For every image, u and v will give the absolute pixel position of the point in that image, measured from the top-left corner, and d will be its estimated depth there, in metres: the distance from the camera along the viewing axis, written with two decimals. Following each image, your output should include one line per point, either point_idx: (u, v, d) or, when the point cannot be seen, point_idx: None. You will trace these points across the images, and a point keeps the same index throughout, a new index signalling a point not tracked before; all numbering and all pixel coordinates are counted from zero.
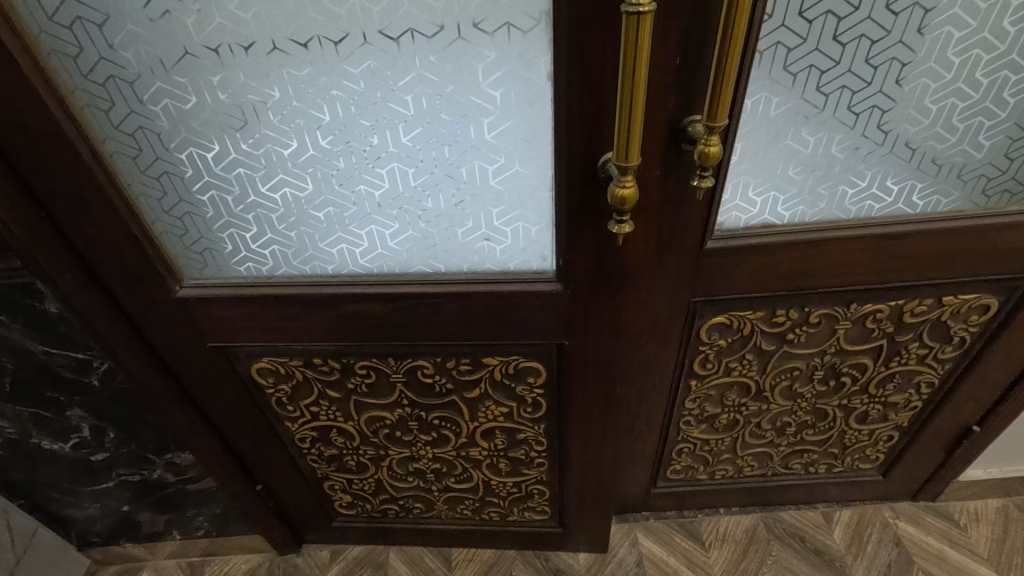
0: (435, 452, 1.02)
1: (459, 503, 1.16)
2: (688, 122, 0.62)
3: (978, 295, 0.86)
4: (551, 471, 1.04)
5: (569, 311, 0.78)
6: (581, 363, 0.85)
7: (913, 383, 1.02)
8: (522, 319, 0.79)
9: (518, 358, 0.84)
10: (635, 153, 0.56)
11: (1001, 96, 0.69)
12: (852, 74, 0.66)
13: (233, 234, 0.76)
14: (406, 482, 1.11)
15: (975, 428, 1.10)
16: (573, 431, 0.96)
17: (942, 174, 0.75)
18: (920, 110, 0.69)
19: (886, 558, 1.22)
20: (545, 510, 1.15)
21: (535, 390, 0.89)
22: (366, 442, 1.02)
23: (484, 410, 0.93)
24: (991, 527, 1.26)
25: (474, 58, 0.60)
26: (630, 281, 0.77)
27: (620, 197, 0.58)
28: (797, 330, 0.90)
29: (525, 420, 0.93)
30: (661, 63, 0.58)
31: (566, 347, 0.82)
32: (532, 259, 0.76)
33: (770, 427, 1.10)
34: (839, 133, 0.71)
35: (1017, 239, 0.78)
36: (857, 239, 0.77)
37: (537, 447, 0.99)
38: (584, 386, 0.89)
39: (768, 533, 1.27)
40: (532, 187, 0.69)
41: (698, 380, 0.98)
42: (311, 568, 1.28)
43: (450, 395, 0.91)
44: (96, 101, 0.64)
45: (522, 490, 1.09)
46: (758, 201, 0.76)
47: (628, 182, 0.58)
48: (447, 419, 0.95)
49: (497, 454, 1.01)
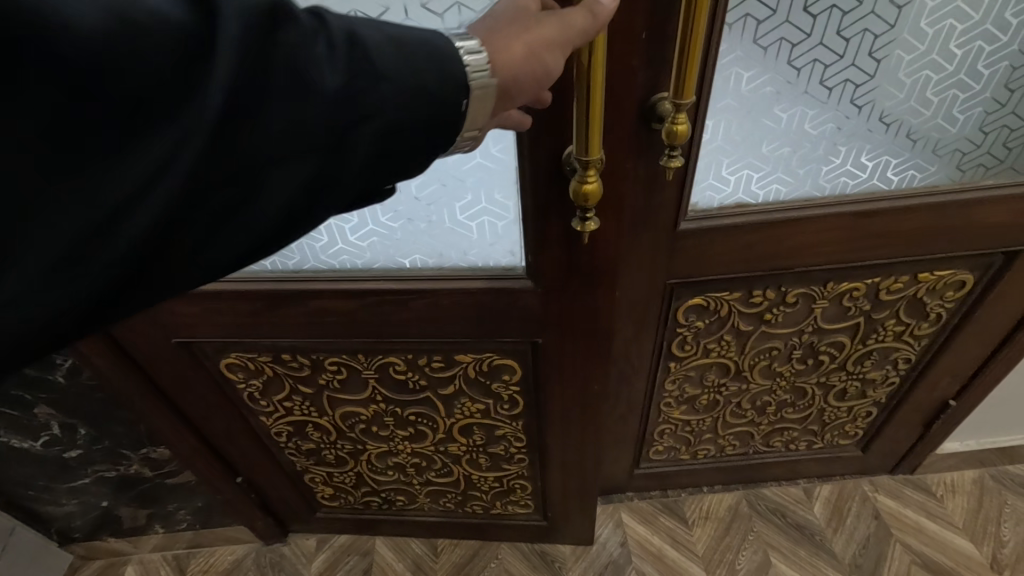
0: (414, 447, 1.02)
1: (441, 497, 1.16)
2: (656, 100, 0.60)
3: (953, 271, 0.86)
4: (532, 466, 1.03)
5: (541, 308, 0.75)
6: (556, 363, 0.83)
7: (890, 359, 1.03)
8: (492, 315, 0.77)
9: (491, 355, 0.83)
10: (596, 149, 0.54)
11: (976, 68, 0.67)
12: (823, 47, 0.64)
13: None
14: (386, 475, 1.11)
15: (952, 401, 1.11)
16: (552, 429, 0.94)
17: (917, 149, 0.74)
18: (894, 83, 0.68)
19: (865, 531, 1.25)
20: (528, 504, 1.15)
21: (511, 387, 0.88)
22: (343, 436, 1.02)
23: (459, 407, 0.92)
24: (967, 497, 1.28)
25: None
26: (607, 277, 0.71)
27: (584, 193, 0.56)
28: (774, 310, 0.89)
29: (502, 416, 0.93)
30: (626, 41, 0.55)
31: (541, 345, 0.80)
32: (500, 256, 0.74)
33: (750, 407, 1.11)
34: (812, 110, 0.69)
35: (992, 213, 0.78)
36: (830, 217, 0.76)
37: (516, 444, 0.98)
38: (562, 385, 0.86)
39: (750, 510, 1.29)
40: (496, 179, 0.67)
41: (677, 361, 0.97)
42: (297, 557, 1.28)
43: (424, 391, 0.90)
44: None
45: (504, 484, 1.09)
46: (732, 180, 0.75)
47: (591, 178, 0.56)
48: (424, 414, 0.95)
49: (476, 450, 1.01)
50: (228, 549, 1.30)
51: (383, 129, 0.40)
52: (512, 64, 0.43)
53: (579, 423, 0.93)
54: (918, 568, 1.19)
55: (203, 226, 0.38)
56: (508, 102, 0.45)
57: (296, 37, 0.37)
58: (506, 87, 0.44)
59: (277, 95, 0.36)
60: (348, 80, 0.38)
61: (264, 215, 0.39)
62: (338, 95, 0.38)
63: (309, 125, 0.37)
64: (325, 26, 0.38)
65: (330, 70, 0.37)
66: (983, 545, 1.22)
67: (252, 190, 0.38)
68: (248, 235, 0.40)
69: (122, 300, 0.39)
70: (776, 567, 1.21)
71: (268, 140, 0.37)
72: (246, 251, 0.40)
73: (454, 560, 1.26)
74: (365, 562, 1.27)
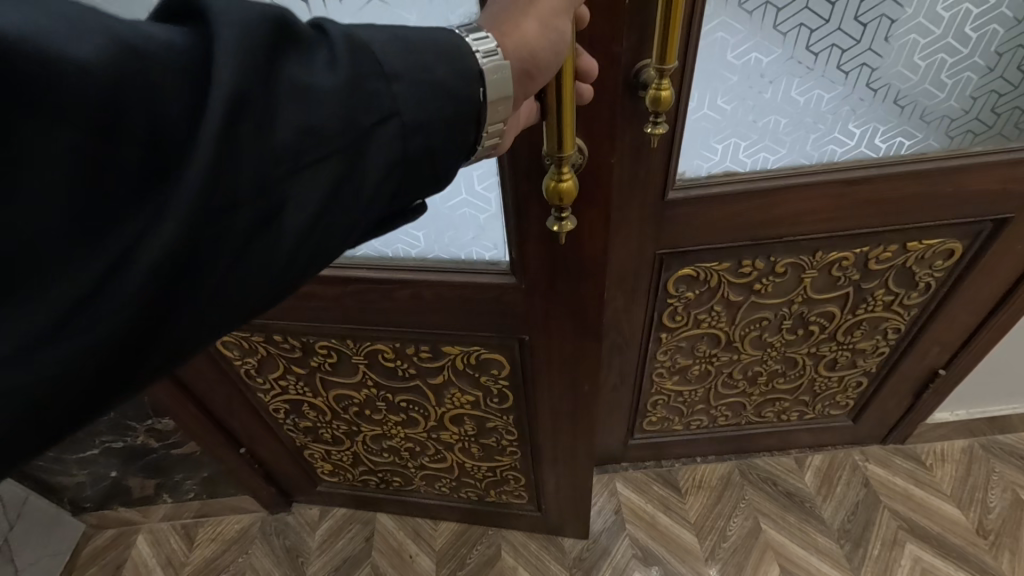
0: (407, 432, 1.05)
1: (436, 481, 1.19)
2: (641, 67, 0.62)
3: (941, 240, 0.87)
4: (525, 459, 1.06)
5: (527, 304, 0.76)
6: (545, 358, 0.83)
7: (881, 330, 1.04)
8: (478, 309, 0.78)
9: (479, 349, 0.84)
10: (569, 144, 0.50)
11: (963, 31, 0.67)
12: (809, 11, 0.64)
13: None
14: (382, 457, 1.14)
15: (941, 370, 1.13)
16: (542, 424, 0.95)
17: (905, 115, 0.74)
18: (881, 48, 0.67)
19: (854, 497, 1.28)
20: (522, 494, 1.17)
21: (500, 381, 0.90)
22: (338, 417, 1.05)
23: (450, 397, 0.95)
24: (955, 466, 1.31)
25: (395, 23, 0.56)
26: (591, 277, 0.71)
27: (557, 190, 0.53)
28: (764, 280, 0.90)
29: (492, 409, 0.95)
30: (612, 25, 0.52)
31: (528, 342, 0.81)
32: (483, 250, 0.75)
33: (742, 377, 1.13)
34: (798, 75, 0.69)
35: (981, 179, 0.78)
36: (819, 187, 0.77)
37: (507, 436, 1.01)
38: (550, 380, 0.87)
39: (742, 479, 1.32)
40: (474, 175, 0.67)
41: (668, 332, 0.99)
42: (301, 525, 1.33)
43: (414, 379, 0.93)
44: None
45: (497, 474, 1.12)
46: (719, 149, 0.75)
47: (565, 175, 0.53)
48: (415, 402, 0.97)
49: (468, 439, 1.03)
50: (235, 518, 1.34)
51: (404, 134, 0.36)
52: (525, 34, 0.41)
53: (570, 418, 0.93)
54: (905, 533, 1.22)
55: (214, 267, 0.32)
56: (536, 82, 0.43)
57: (294, 42, 0.33)
58: (527, 65, 0.41)
59: (277, 103, 0.32)
60: (359, 83, 0.34)
61: (283, 244, 0.34)
62: (351, 100, 0.34)
63: (317, 135, 0.33)
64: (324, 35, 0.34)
65: (337, 71, 0.33)
66: (970, 511, 1.24)
67: (265, 214, 0.33)
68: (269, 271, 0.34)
69: (124, 373, 0.32)
70: (765, 533, 1.24)
71: (276, 153, 0.32)
72: (268, 289, 0.35)
73: (453, 529, 1.30)
74: (368, 530, 1.31)
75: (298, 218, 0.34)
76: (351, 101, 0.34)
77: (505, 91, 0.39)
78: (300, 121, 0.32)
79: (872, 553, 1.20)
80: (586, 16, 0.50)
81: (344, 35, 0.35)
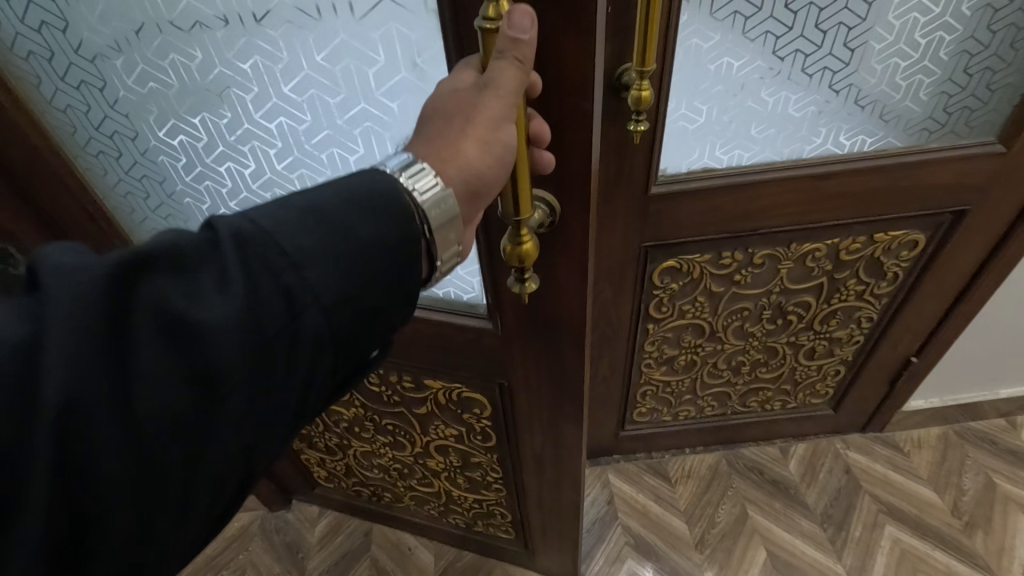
0: (395, 453, 1.09)
1: (425, 503, 1.21)
2: (622, 70, 0.68)
3: (905, 232, 0.93)
4: (510, 497, 1.07)
5: (502, 348, 0.77)
6: (523, 402, 0.85)
7: (854, 319, 1.10)
8: (459, 348, 0.81)
9: (460, 388, 0.88)
10: (526, 205, 0.49)
11: (913, 38, 0.74)
12: (774, 19, 0.71)
13: (190, 202, 0.80)
14: (373, 472, 1.17)
15: (913, 358, 1.18)
16: (524, 463, 0.96)
17: (865, 115, 0.80)
18: (840, 52, 0.74)
19: (836, 484, 1.33)
20: (509, 529, 1.17)
21: (482, 420, 0.92)
22: (330, 429, 1.09)
23: (434, 428, 0.99)
24: (932, 452, 1.37)
25: (365, 63, 0.59)
26: (563, 338, 0.72)
27: (519, 253, 0.51)
28: (743, 271, 0.96)
29: (475, 445, 0.98)
30: (572, 102, 0.49)
31: (507, 386, 0.83)
32: (461, 292, 0.78)
33: (726, 366, 1.18)
34: (768, 78, 0.76)
35: (936, 175, 0.84)
36: (801, 178, 0.83)
37: (491, 473, 1.03)
38: (530, 424, 0.87)
39: (729, 468, 1.37)
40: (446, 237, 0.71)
41: (654, 323, 1.05)
42: (301, 521, 1.36)
43: (400, 406, 0.97)
44: (28, 76, 0.67)
45: (483, 507, 1.14)
46: (698, 146, 0.82)
47: (524, 236, 0.51)
48: (401, 427, 1.02)
49: (453, 469, 1.07)
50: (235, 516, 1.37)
51: (324, 320, 0.37)
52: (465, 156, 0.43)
53: (552, 457, 0.92)
54: (884, 515, 1.27)
55: (127, 516, 0.33)
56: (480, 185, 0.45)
57: (173, 268, 0.34)
58: (459, 164, 0.43)
59: (166, 340, 0.33)
60: (258, 290, 0.35)
61: (209, 459, 0.36)
62: (250, 309, 0.35)
63: (219, 356, 0.34)
64: (194, 255, 0.35)
65: (233, 283, 0.35)
66: (946, 493, 1.30)
67: (178, 447, 0.34)
68: (202, 484, 0.36)
69: None
70: (753, 519, 1.29)
71: (175, 391, 0.34)
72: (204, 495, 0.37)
73: None
74: (366, 526, 1.34)
75: (201, 437, 0.35)
76: (243, 314, 0.35)
77: (447, 220, 0.43)
78: (180, 356, 0.34)
79: (854, 535, 1.25)
80: (536, 82, 0.47)
81: (233, 237, 0.36)
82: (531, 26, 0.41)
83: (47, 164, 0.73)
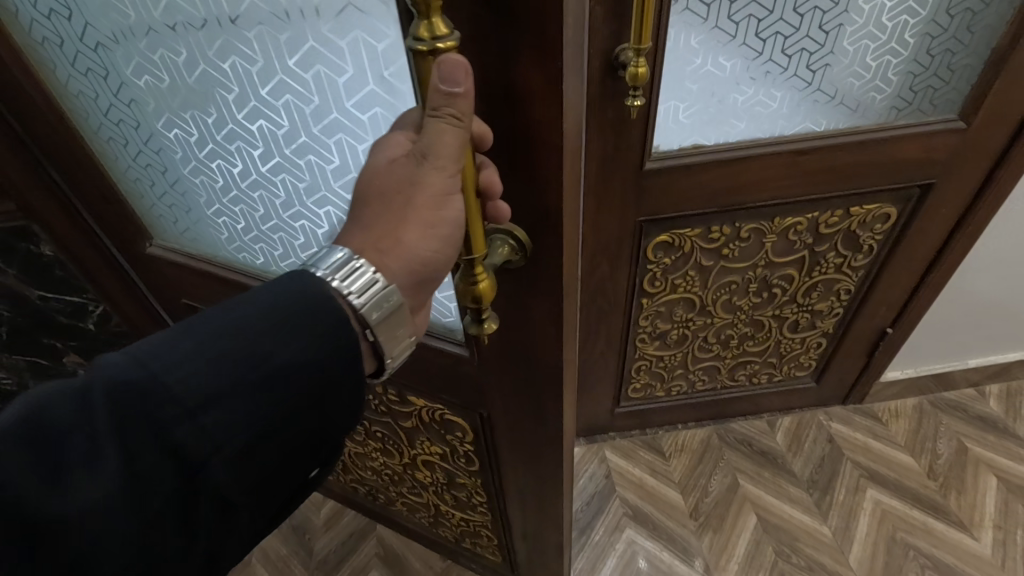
0: (386, 460, 1.11)
1: (416, 511, 1.21)
2: (620, 49, 0.73)
3: (878, 205, 1.00)
4: (495, 522, 1.07)
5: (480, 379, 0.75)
6: (502, 434, 0.83)
7: (834, 291, 1.17)
8: (440, 375, 0.80)
9: (441, 410, 0.88)
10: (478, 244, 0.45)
11: (881, 21, 0.81)
12: (756, 4, 0.78)
13: (189, 193, 0.81)
14: (368, 473, 1.19)
15: (889, 329, 1.26)
16: (507, 487, 0.94)
17: (838, 97, 0.88)
18: (815, 34, 0.81)
19: (820, 453, 1.40)
20: (495, 551, 1.16)
21: (465, 443, 0.92)
22: None
23: (421, 443, 1.00)
24: (908, 420, 1.45)
25: (334, 72, 0.56)
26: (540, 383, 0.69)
27: (472, 294, 0.46)
28: (731, 245, 1.03)
29: (459, 467, 0.98)
30: (531, 151, 0.46)
31: (488, 417, 0.82)
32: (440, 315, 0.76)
33: (716, 340, 1.25)
34: (750, 62, 0.83)
35: (908, 150, 0.91)
36: (804, 154, 0.89)
37: (477, 495, 1.02)
38: (511, 456, 0.86)
39: (720, 441, 1.43)
40: None
41: (649, 298, 1.10)
42: (306, 504, 1.39)
43: (388, 416, 0.99)
44: (44, 61, 0.70)
45: (471, 527, 1.13)
46: (688, 124, 0.88)
47: (479, 275, 0.46)
48: (391, 437, 1.04)
49: (441, 485, 1.07)
50: None
51: (227, 473, 0.39)
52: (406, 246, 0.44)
53: (536, 485, 0.89)
54: (866, 480, 1.35)
55: None
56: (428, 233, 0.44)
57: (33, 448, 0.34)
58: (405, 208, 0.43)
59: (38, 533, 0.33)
60: (144, 456, 0.37)
61: None
62: (144, 479, 0.36)
63: (103, 536, 0.35)
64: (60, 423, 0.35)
65: (110, 453, 0.36)
66: (921, 457, 1.38)
67: None
68: None
69: None
70: (743, 487, 1.35)
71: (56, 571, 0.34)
72: None
73: None
74: None
75: None
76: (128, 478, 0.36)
77: (387, 316, 0.44)
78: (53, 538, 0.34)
79: (838, 498, 1.32)
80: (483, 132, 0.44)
81: (109, 398, 0.36)
82: (467, 78, 0.37)
83: (62, 149, 0.76)
